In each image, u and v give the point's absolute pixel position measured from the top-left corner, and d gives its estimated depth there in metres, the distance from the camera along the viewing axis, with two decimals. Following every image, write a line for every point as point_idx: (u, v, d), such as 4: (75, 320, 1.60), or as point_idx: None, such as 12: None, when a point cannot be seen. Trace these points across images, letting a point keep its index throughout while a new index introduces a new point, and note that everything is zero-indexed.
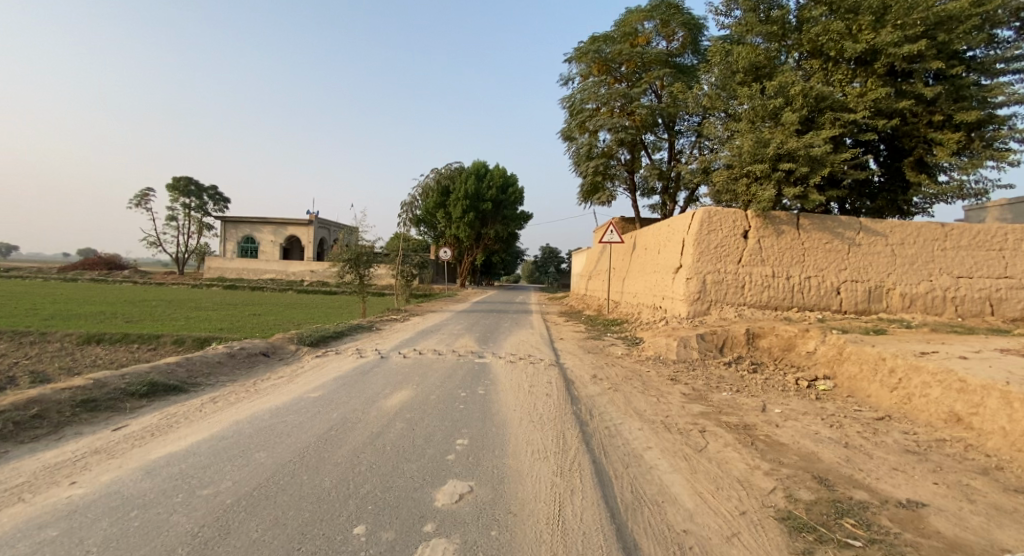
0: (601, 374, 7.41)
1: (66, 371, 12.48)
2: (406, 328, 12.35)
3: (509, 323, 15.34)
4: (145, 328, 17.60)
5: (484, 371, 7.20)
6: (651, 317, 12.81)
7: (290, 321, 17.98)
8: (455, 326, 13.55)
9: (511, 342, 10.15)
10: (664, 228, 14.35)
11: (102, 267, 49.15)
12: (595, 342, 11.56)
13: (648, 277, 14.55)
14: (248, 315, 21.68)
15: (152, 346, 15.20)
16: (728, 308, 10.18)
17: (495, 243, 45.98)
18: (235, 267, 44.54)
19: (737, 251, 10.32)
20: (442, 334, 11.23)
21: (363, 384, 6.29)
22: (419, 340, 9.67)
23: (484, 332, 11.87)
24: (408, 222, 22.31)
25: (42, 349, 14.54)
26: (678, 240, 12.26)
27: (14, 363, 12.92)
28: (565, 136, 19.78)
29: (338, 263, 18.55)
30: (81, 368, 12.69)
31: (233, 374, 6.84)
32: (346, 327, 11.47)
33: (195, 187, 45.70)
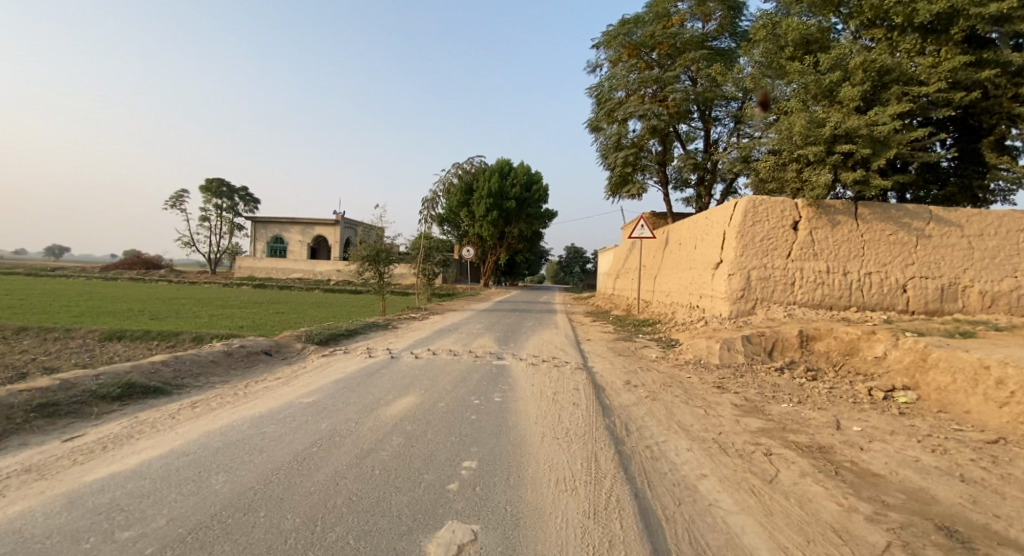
0: (635, 380, 6.51)
1: (82, 366, 12.24)
2: (422, 327, 11.63)
3: (532, 323, 14.51)
4: (168, 325, 17.44)
5: (502, 374, 6.38)
6: (687, 318, 11.79)
7: (308, 319, 17.54)
8: (476, 325, 12.80)
9: (534, 343, 9.32)
10: (701, 220, 13.30)
11: (139, 267, 50.51)
12: (625, 343, 10.62)
13: (683, 274, 13.53)
14: (271, 313, 21.46)
15: (172, 341, 14.90)
16: (777, 308, 9.18)
17: (520, 242, 45.18)
18: (263, 266, 44.98)
19: (787, 244, 9.30)
20: (460, 333, 10.46)
21: (365, 388, 5.56)
22: (434, 340, 8.91)
23: (505, 332, 11.06)
24: (429, 219, 21.71)
25: (64, 345, 14.47)
26: (718, 234, 11.26)
27: (35, 358, 12.81)
28: (592, 127, 18.93)
29: (358, 261, 18.02)
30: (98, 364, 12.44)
31: (226, 374, 6.22)
32: (358, 324, 10.81)
33: (225, 189, 46.30)
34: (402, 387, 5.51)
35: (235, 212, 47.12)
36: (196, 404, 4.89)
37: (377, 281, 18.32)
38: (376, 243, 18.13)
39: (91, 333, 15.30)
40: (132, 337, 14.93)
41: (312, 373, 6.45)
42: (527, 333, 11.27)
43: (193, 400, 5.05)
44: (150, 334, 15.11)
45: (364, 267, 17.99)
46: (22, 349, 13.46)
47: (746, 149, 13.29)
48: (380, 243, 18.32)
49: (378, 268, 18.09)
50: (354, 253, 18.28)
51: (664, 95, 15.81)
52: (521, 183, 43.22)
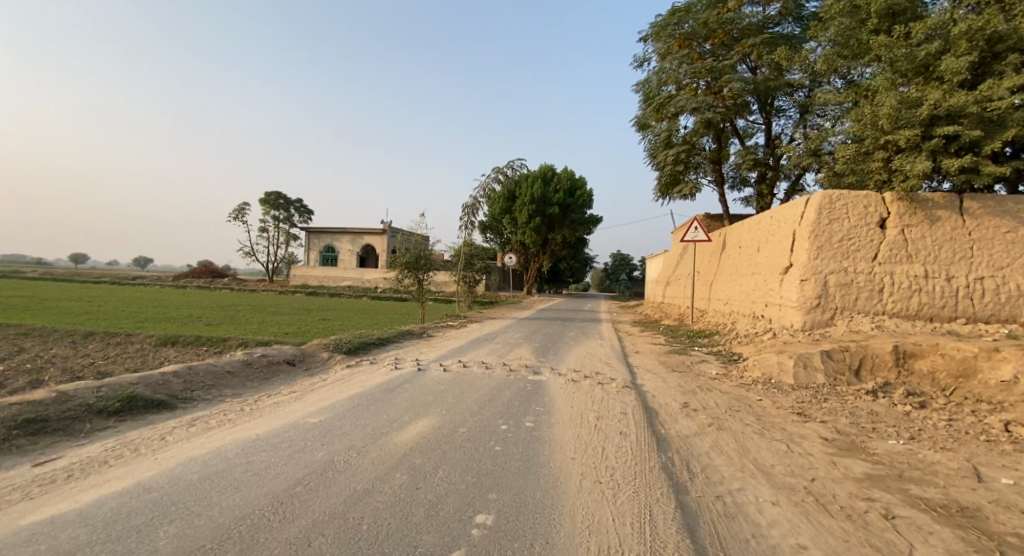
0: (694, 402, 5.55)
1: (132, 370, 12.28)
2: (458, 336, 10.99)
3: (576, 332, 13.61)
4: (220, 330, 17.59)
5: (539, 391, 5.58)
6: (750, 329, 10.66)
7: (349, 326, 17.34)
8: (515, 334, 12.03)
9: (577, 355, 8.45)
10: (766, 218, 12.03)
11: (207, 275, 53.47)
12: (678, 357, 9.56)
13: (744, 280, 12.38)
14: (317, 320, 21.59)
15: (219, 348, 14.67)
16: (861, 319, 8.20)
17: (564, 248, 44.15)
18: (316, 274, 46.29)
19: (873, 244, 8.41)
20: (495, 343, 9.73)
21: (382, 405, 4.90)
22: (467, 351, 8.22)
23: (546, 343, 10.24)
24: (470, 226, 21.32)
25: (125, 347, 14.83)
26: (787, 234, 10.11)
27: (96, 359, 13.03)
28: (640, 125, 17.96)
29: (398, 267, 17.73)
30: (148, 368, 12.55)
31: (241, 386, 5.74)
32: (391, 332, 10.30)
33: (282, 200, 47.95)
34: (421, 405, 4.81)
35: (290, 222, 48.69)
36: (188, 422, 4.39)
37: (416, 288, 17.95)
38: (417, 249, 17.83)
39: (144, 337, 15.71)
40: (182, 342, 15.13)
41: (328, 387, 5.87)
42: (569, 344, 10.40)
43: (188, 417, 4.55)
44: (197, 339, 15.37)
45: (404, 273, 17.69)
46: (83, 352, 13.90)
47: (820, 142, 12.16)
48: (420, 249, 17.98)
49: (418, 274, 17.74)
50: (394, 259, 18.01)
51: (719, 86, 14.71)
52: (564, 188, 42.27)
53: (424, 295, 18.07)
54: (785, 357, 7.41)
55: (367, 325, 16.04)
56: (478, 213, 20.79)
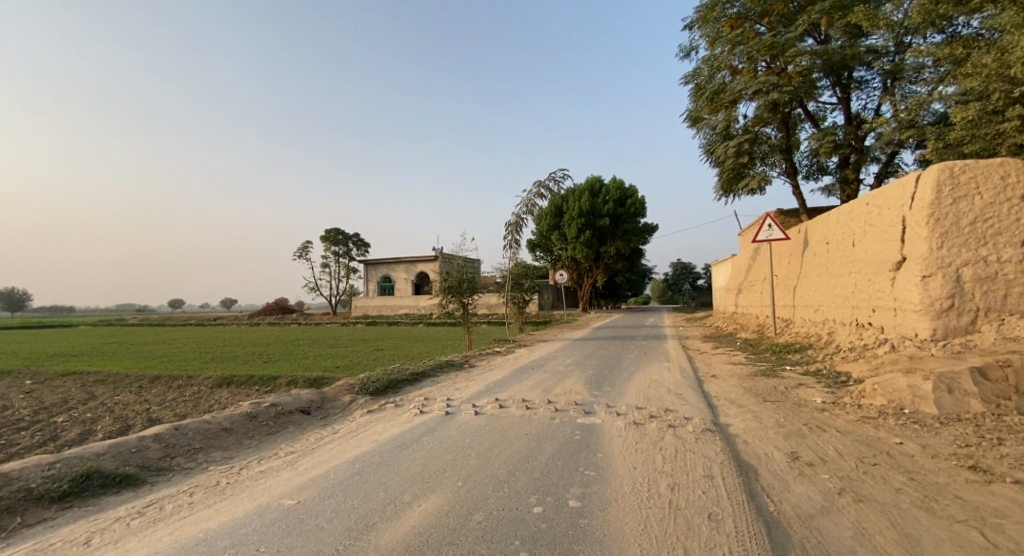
0: (807, 451, 4.09)
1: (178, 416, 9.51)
2: (502, 366, 9.80)
3: (638, 354, 12.02)
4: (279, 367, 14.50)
5: (596, 441, 4.26)
6: (858, 340, 9.06)
7: (398, 357, 16.56)
8: (568, 360, 10.70)
9: (641, 385, 7.03)
10: (863, 199, 10.17)
11: (276, 313, 55.50)
12: (767, 380, 7.90)
13: (840, 281, 10.81)
14: (369, 351, 20.95)
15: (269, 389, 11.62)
16: (1014, 319, 7.06)
17: (619, 261, 42.37)
18: (375, 305, 46.84)
19: (1020, 228, 7.32)
20: (543, 374, 8.49)
21: (407, 460, 3.51)
22: (508, 385, 7.04)
23: (604, 371, 8.86)
24: (514, 244, 20.39)
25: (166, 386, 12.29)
26: (893, 221, 8.71)
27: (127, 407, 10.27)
28: (693, 119, 16.42)
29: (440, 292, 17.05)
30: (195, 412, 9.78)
31: (244, 447, 4.26)
32: (429, 365, 9.28)
33: (340, 236, 49.01)
34: (434, 458, 3.58)
35: (348, 256, 49.65)
36: (129, 500, 3.19)
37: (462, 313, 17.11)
38: (457, 269, 17.33)
39: (205, 378, 12.45)
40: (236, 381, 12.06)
41: (339, 426, 4.72)
42: (631, 370, 8.97)
43: (137, 489, 3.36)
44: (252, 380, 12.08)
45: (446, 297, 16.96)
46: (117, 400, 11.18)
47: (932, 97, 10.73)
48: (462, 271, 17.26)
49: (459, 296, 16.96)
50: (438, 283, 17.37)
51: (783, 64, 13.14)
52: (614, 198, 40.65)
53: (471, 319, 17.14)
54: (927, 391, 5.89)
55: (415, 356, 15.15)
56: (521, 231, 19.82)
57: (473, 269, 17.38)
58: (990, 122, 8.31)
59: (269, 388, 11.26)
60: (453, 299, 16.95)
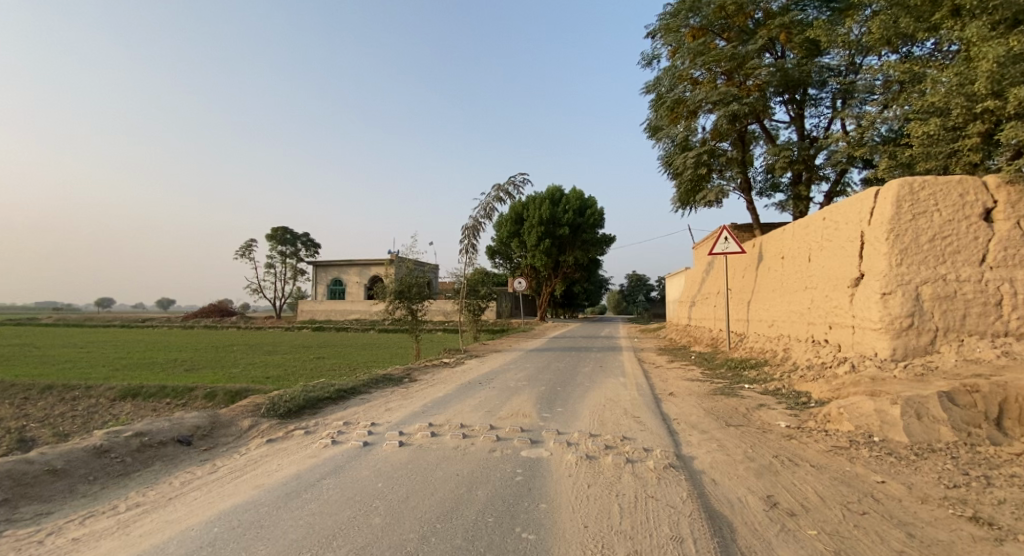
0: (784, 496, 3.49)
1: (64, 431, 8.08)
2: (446, 381, 8.93)
3: (592, 367, 11.44)
4: (200, 375, 13.03)
5: (541, 482, 3.49)
6: (814, 358, 8.77)
7: (339, 366, 15.35)
8: (519, 374, 9.97)
9: (594, 406, 6.36)
10: (819, 213, 9.99)
11: (215, 314, 52.17)
12: (727, 400, 7.42)
13: (795, 296, 10.61)
14: (309, 359, 19.51)
15: (182, 401, 10.24)
16: (973, 341, 6.90)
17: (576, 271, 42.22)
18: (323, 309, 44.73)
19: (977, 248, 7.24)
20: (490, 391, 7.70)
21: (284, 521, 2.58)
22: (448, 405, 6.21)
23: (557, 388, 8.16)
24: (468, 249, 19.56)
25: (60, 395, 10.72)
26: (851, 237, 8.49)
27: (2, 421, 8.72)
28: (652, 128, 16.17)
29: (384, 292, 16.11)
30: (86, 427, 8.37)
31: (81, 489, 3.13)
32: (363, 378, 8.31)
33: (288, 235, 46.56)
34: (327, 513, 2.71)
35: (296, 256, 47.24)
36: None
37: (410, 317, 16.16)
38: (400, 261, 16.55)
39: (109, 388, 10.88)
40: (146, 391, 10.60)
41: (221, 459, 3.74)
42: (585, 387, 8.31)
43: None
44: (163, 390, 10.65)
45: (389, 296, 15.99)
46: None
47: (885, 114, 10.82)
48: (409, 270, 16.33)
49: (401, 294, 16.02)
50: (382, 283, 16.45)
51: (742, 77, 13.07)
52: (574, 208, 40.49)
53: (417, 322, 16.22)
54: (897, 418, 5.49)
55: (356, 366, 14.03)
56: (478, 235, 19.08)
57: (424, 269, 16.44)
58: (945, 140, 8.30)
59: (181, 401, 9.91)
60: (395, 299, 15.99)
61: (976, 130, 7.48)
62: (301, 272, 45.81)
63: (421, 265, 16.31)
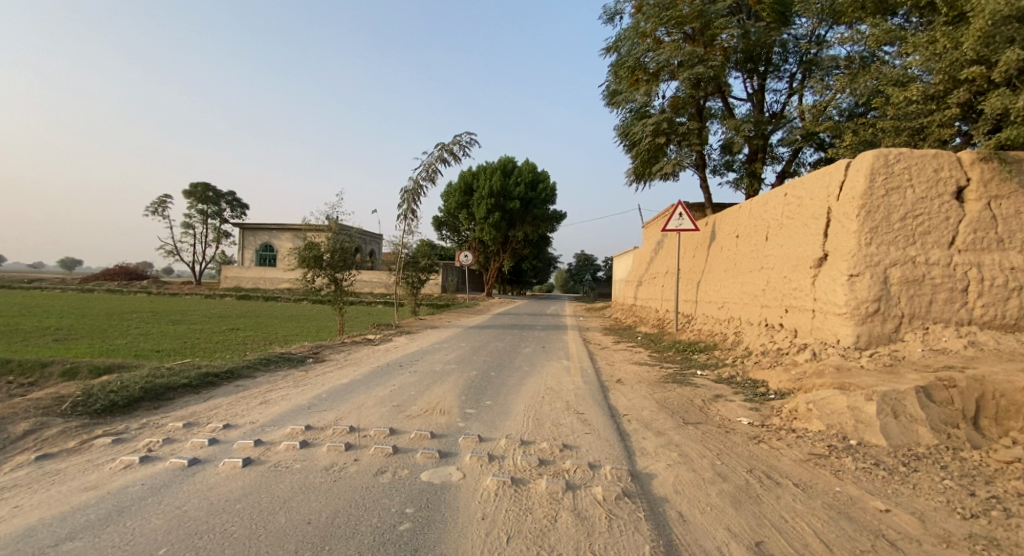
0: (774, 545, 2.49)
1: None
2: (363, 362, 7.61)
3: (534, 348, 10.41)
4: (70, 348, 10.93)
5: (435, 532, 2.31)
6: (768, 344, 8.10)
7: (250, 341, 13.55)
8: (450, 355, 8.79)
9: (530, 399, 5.27)
10: (781, 190, 9.34)
11: (126, 278, 47.38)
12: (679, 391, 6.57)
13: (750, 277, 9.96)
14: (221, 331, 17.40)
15: (30, 380, 8.32)
16: (939, 329, 6.32)
17: (525, 247, 41.20)
18: (251, 276, 41.44)
19: (948, 229, 6.65)
20: (409, 376, 6.48)
21: None
22: (349, 396, 4.94)
23: (490, 373, 7.05)
24: (408, 214, 17.98)
25: None
26: (817, 214, 7.82)
27: None
28: (611, 92, 15.15)
29: (303, 257, 14.31)
30: None
31: None
32: (256, 358, 6.84)
33: (212, 193, 42.58)
34: None
35: (221, 217, 43.32)
36: None
37: (333, 288, 14.79)
38: (322, 223, 14.80)
39: None
40: None
41: None
42: (523, 372, 7.25)
43: None
44: (9, 365, 8.66)
45: (309, 262, 14.29)
46: None
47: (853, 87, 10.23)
48: (334, 234, 14.73)
49: (324, 261, 14.46)
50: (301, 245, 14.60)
51: (707, 39, 12.32)
52: (526, 181, 39.23)
53: (340, 294, 14.91)
54: (872, 416, 4.72)
55: (268, 342, 12.34)
56: (419, 199, 17.49)
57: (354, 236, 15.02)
58: (919, 112, 7.73)
59: (28, 381, 8.04)
60: (316, 266, 14.37)
61: (958, 100, 6.89)
62: (227, 234, 42.10)
63: (349, 230, 14.74)
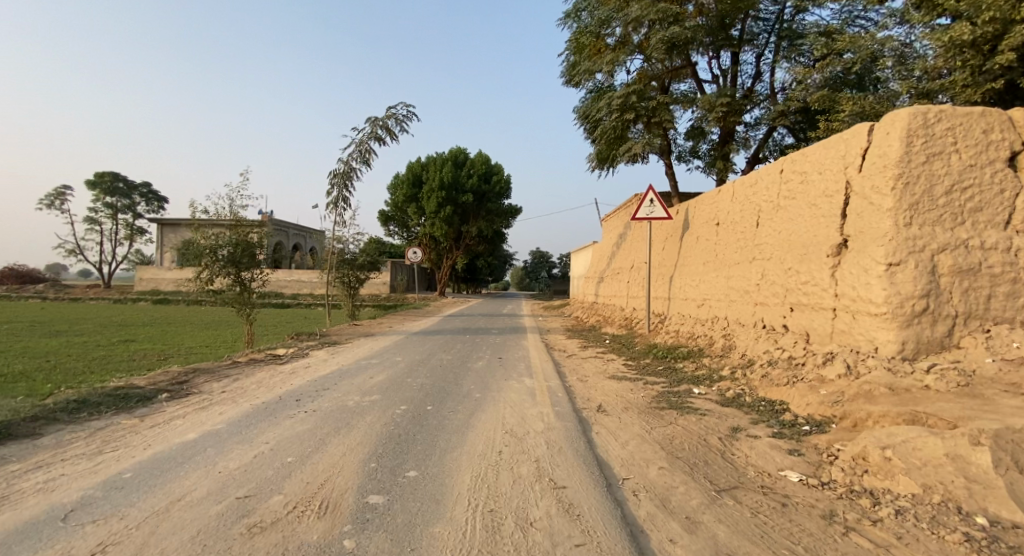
0: None
1: None
2: (247, 397, 5.52)
3: (486, 360, 8.55)
4: None
5: None
6: (772, 352, 6.58)
7: (137, 364, 10.99)
8: (377, 375, 6.81)
9: (476, 466, 3.40)
10: (774, 166, 7.93)
11: (21, 283, 41.93)
12: (681, 422, 4.88)
13: (738, 270, 8.50)
14: (111, 350, 14.52)
15: None
16: (1004, 332, 4.91)
17: (478, 243, 39.29)
18: (170, 277, 37.30)
19: (1002, 205, 5.29)
20: (303, 421, 4.47)
21: None
22: (163, 487, 2.91)
23: (425, 407, 5.12)
24: (338, 200, 16.19)
25: None
26: (830, 191, 6.34)
27: None
28: (573, 66, 13.72)
29: (197, 254, 11.62)
30: None
31: None
32: (70, 401, 4.67)
33: (120, 186, 38.14)
34: None
35: (134, 212, 38.93)
36: None
37: (239, 289, 12.35)
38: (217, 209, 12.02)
39: None
40: None
41: None
42: (470, 402, 5.38)
43: None
44: None
45: (206, 260, 11.67)
46: None
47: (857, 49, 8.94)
48: (236, 224, 12.12)
49: (226, 258, 11.93)
50: (192, 238, 11.84)
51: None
52: (478, 173, 37.35)
53: (248, 296, 12.52)
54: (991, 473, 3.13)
55: (154, 366, 9.85)
56: (351, 183, 15.88)
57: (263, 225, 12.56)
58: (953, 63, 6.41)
59: None
60: (216, 265, 11.80)
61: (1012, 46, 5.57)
62: (142, 231, 37.84)
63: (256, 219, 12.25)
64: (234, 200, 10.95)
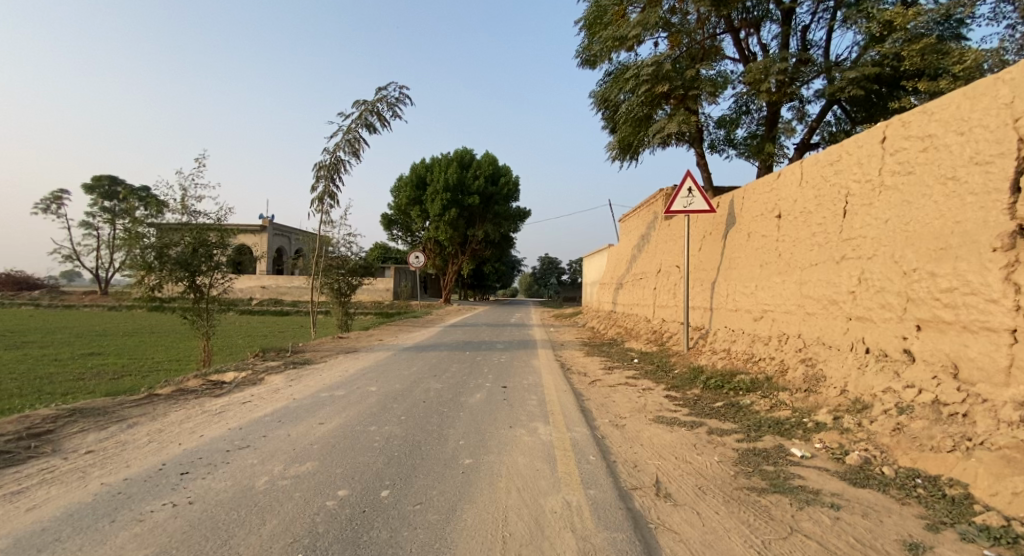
0: None
1: None
2: (107, 470, 3.56)
3: (488, 389, 6.59)
4: None
5: None
6: (895, 388, 4.54)
7: (75, 391, 9.23)
8: (330, 421, 4.83)
9: None
10: (874, 134, 5.91)
11: (18, 290, 41.11)
12: (807, 530, 2.82)
13: (818, 273, 6.49)
14: (68, 368, 12.84)
15: None
16: None
17: (485, 248, 37.48)
18: None
19: None
20: (142, 543, 2.51)
21: None
22: None
23: (375, 496, 3.12)
24: (325, 196, 14.51)
25: None
26: (986, 155, 4.24)
27: None
28: (595, 38, 12.08)
29: (136, 249, 9.72)
30: None
31: None
32: None
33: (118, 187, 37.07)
34: None
35: None
36: None
37: (192, 297, 10.63)
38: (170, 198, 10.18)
39: None
40: None
41: None
42: (450, 482, 3.37)
43: None
44: None
45: (144, 258, 9.78)
46: None
47: None
48: (191, 221, 10.34)
49: (171, 258, 10.07)
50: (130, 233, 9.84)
51: None
52: (486, 174, 35.57)
53: (203, 306, 10.80)
54: None
55: (82, 396, 8.06)
56: (340, 176, 14.25)
57: (226, 227, 10.79)
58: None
59: None
60: (157, 265, 9.93)
61: None
62: None
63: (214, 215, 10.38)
64: (187, 189, 9.22)
